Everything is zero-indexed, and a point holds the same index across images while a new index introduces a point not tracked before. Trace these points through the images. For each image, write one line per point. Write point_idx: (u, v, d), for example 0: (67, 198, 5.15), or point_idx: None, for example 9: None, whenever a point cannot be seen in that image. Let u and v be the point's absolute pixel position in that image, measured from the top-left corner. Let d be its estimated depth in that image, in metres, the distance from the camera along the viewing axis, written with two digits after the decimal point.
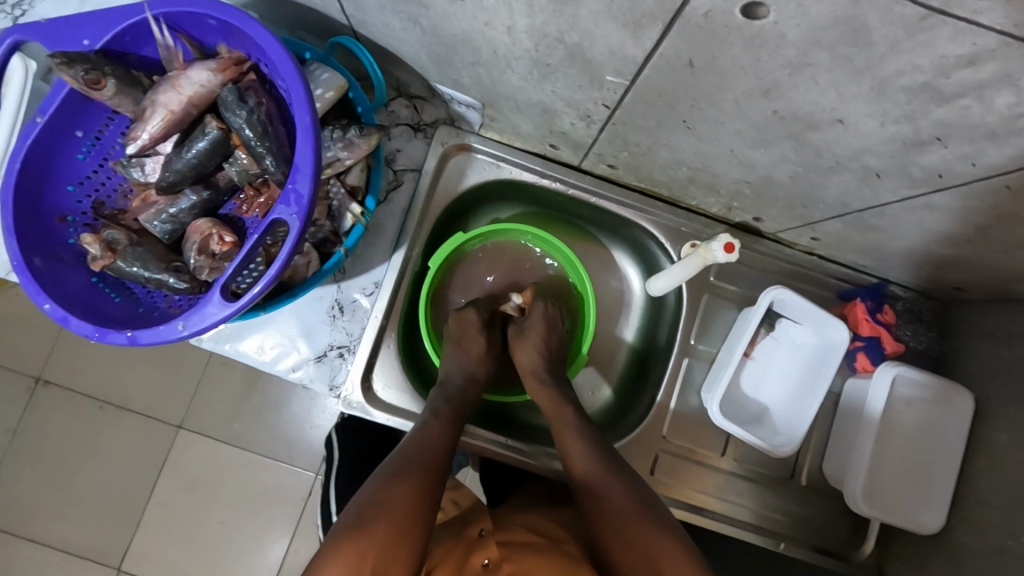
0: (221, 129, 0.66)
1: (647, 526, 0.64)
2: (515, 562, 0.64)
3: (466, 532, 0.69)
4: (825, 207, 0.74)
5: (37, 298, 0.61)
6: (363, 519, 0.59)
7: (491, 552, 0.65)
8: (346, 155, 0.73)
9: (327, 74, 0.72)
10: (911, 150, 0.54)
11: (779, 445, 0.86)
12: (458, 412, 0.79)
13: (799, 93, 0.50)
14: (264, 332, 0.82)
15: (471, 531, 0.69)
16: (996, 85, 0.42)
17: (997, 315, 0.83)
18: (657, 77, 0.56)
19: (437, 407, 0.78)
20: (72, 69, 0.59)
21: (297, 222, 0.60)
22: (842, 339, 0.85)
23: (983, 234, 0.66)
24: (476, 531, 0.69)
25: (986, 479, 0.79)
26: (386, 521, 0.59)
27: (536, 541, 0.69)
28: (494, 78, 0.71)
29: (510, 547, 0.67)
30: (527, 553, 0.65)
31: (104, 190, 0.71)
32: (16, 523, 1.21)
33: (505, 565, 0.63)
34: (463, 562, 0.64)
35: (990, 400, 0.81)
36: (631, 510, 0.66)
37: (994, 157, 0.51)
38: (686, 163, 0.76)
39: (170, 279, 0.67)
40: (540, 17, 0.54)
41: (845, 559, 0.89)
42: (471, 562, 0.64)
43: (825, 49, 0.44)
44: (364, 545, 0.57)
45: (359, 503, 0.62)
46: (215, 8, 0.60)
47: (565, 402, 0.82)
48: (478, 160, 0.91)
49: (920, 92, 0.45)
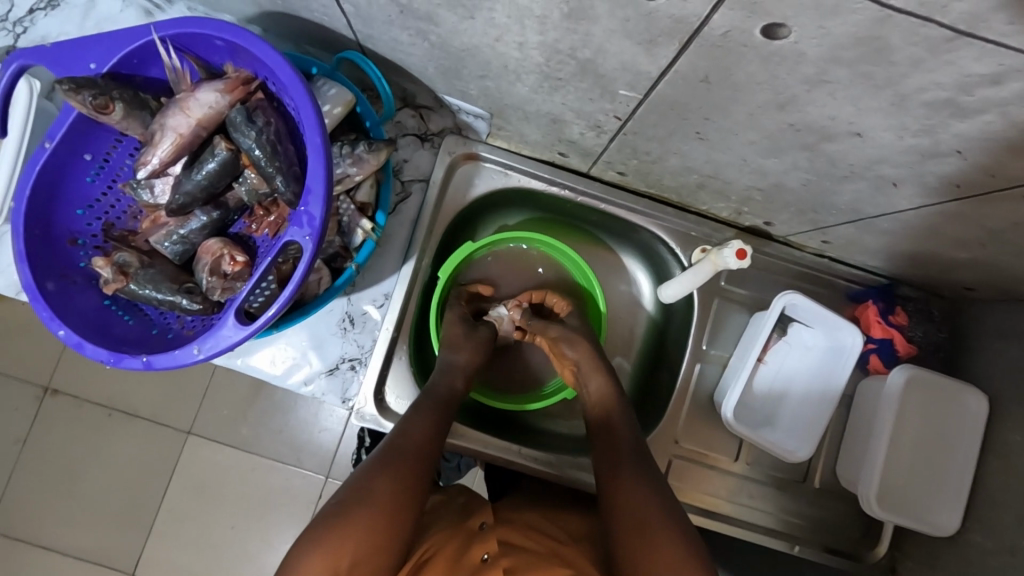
0: (230, 150, 0.65)
1: (656, 522, 0.62)
2: (513, 558, 0.65)
3: (468, 524, 0.71)
4: (837, 212, 0.73)
5: (51, 324, 0.61)
6: (342, 509, 0.59)
7: (490, 547, 0.67)
8: (355, 171, 0.72)
9: (334, 90, 0.72)
10: (927, 161, 0.53)
11: (793, 450, 0.86)
12: (441, 403, 0.77)
13: (815, 107, 0.50)
14: (274, 346, 0.81)
15: (472, 523, 0.71)
16: (1019, 103, 0.42)
17: (1008, 316, 0.82)
18: (670, 91, 0.56)
19: (418, 401, 0.76)
20: (80, 95, 0.59)
21: (310, 243, 0.60)
22: (855, 342, 0.86)
23: (998, 240, 0.65)
24: (477, 524, 0.72)
25: (1000, 480, 0.79)
26: (367, 512, 0.59)
27: (532, 543, 0.69)
28: (502, 90, 0.70)
29: (508, 545, 0.68)
30: (522, 551, 0.66)
31: (113, 212, 0.71)
32: (28, 531, 1.22)
33: (502, 560, 0.64)
34: (461, 552, 0.66)
35: (1004, 402, 0.81)
36: (640, 506, 0.64)
37: (1012, 168, 0.50)
38: (696, 170, 0.75)
39: (182, 301, 0.66)
40: (551, 34, 0.53)
41: (859, 560, 0.90)
42: (470, 553, 0.66)
43: (845, 67, 0.43)
44: (344, 534, 0.57)
45: (340, 495, 0.61)
46: (222, 29, 0.60)
47: (612, 395, 0.82)
48: (485, 169, 0.91)
49: (941, 107, 0.45)
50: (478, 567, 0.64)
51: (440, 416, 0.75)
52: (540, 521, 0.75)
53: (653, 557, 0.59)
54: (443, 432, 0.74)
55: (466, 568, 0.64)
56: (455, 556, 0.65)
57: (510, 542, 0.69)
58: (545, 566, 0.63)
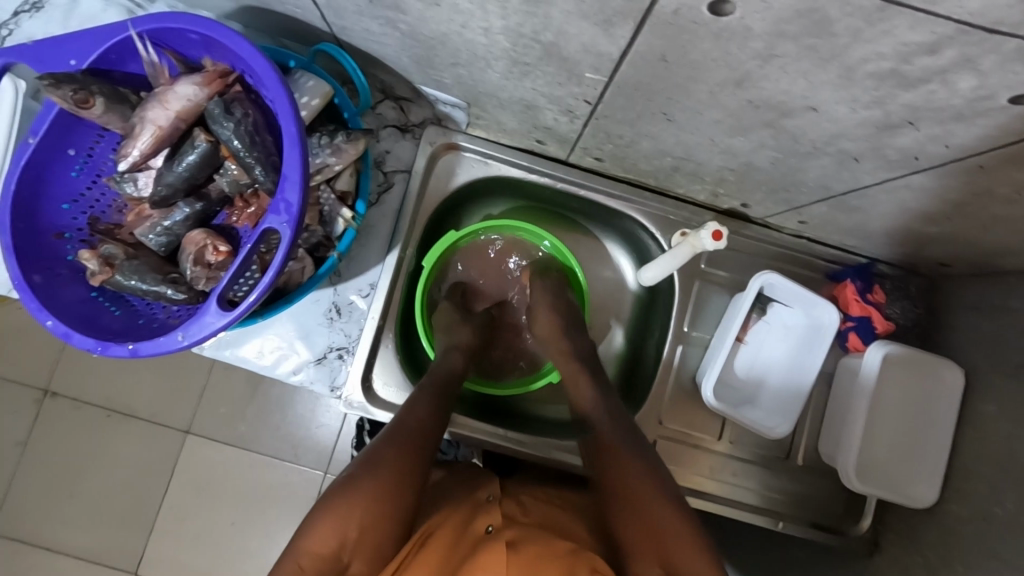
0: (210, 142, 0.67)
1: (639, 490, 0.66)
2: (517, 530, 0.66)
3: (476, 495, 0.73)
4: (808, 190, 0.75)
5: (39, 315, 0.63)
6: (353, 482, 0.63)
7: (494, 520, 0.67)
8: (335, 160, 0.74)
9: (312, 81, 0.73)
10: (883, 133, 0.55)
11: (774, 426, 0.88)
12: (442, 378, 0.80)
13: (770, 82, 0.51)
14: (263, 337, 0.83)
15: (479, 495, 0.73)
16: (957, 70, 0.43)
17: (982, 289, 0.84)
18: (633, 72, 0.57)
19: (423, 380, 0.79)
20: (61, 89, 0.61)
21: (288, 230, 0.61)
22: (832, 320, 0.88)
23: (961, 212, 0.67)
24: (485, 495, 0.73)
25: (975, 448, 0.80)
26: (375, 484, 0.63)
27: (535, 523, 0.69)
28: (475, 77, 0.72)
29: (512, 518, 0.69)
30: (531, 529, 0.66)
31: (99, 206, 0.72)
32: (29, 532, 1.23)
33: (506, 532, 0.65)
34: (465, 526, 0.67)
35: (977, 373, 0.83)
36: (635, 482, 0.67)
37: (963, 137, 0.52)
38: (669, 153, 0.77)
39: (167, 291, 0.68)
40: (514, 18, 0.55)
41: (842, 534, 0.91)
42: (474, 526, 0.67)
43: (790, 40, 0.45)
44: (351, 504, 0.61)
45: (353, 466, 0.65)
46: (197, 23, 0.61)
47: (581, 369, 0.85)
48: (465, 159, 0.92)
49: (886, 78, 0.46)
50: (481, 539, 0.65)
51: (443, 396, 0.77)
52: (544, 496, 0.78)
53: (637, 524, 0.63)
54: (445, 416, 0.75)
55: (469, 539, 0.64)
56: (460, 531, 0.66)
57: (515, 517, 0.70)
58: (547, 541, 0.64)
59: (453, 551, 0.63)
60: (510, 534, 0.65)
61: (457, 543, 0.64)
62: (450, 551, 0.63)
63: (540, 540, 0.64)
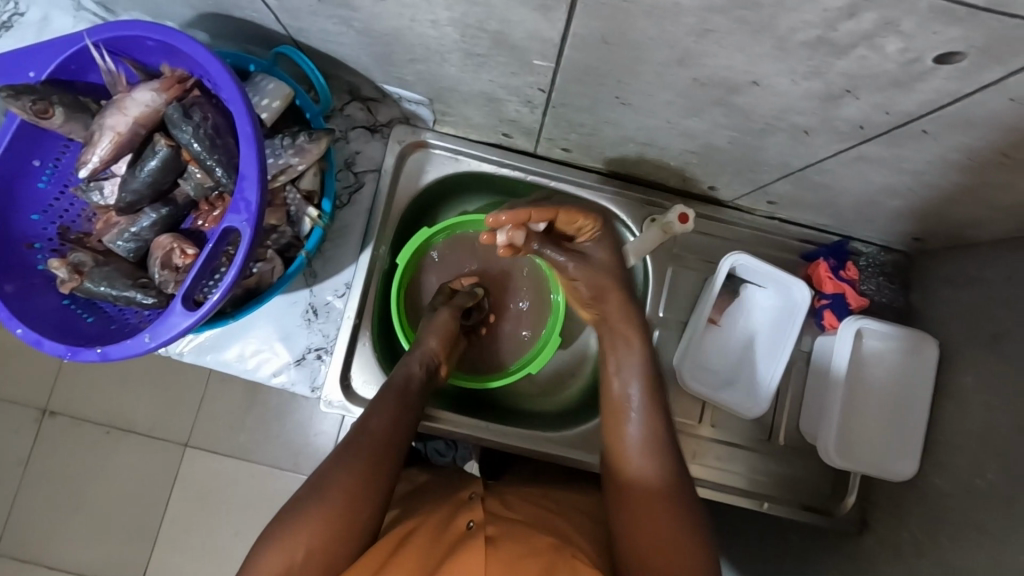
0: (171, 146, 0.69)
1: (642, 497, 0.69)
2: (499, 526, 0.66)
3: (459, 495, 0.74)
4: (771, 169, 0.75)
5: (9, 323, 0.63)
6: (299, 507, 0.63)
7: (475, 517, 0.67)
8: (298, 160, 0.75)
9: (272, 84, 0.75)
10: (828, 105, 0.55)
11: (749, 406, 0.89)
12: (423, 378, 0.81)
13: (710, 58, 0.52)
14: (243, 340, 0.84)
15: (463, 495, 0.74)
16: (881, 34, 0.44)
17: (956, 260, 0.84)
18: (579, 56, 0.58)
19: (382, 391, 0.76)
20: (20, 101, 0.62)
21: (248, 229, 0.62)
22: (804, 297, 0.88)
23: (921, 181, 0.67)
24: (467, 495, 0.74)
25: (955, 419, 0.80)
26: (324, 510, 0.62)
27: (523, 520, 0.69)
28: (434, 72, 0.73)
29: (494, 515, 0.69)
30: (512, 523, 0.67)
31: (69, 216, 0.73)
32: (31, 551, 1.24)
33: (487, 527, 0.65)
34: (446, 523, 0.67)
35: (954, 345, 0.83)
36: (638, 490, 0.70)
37: (905, 104, 0.52)
38: (633, 139, 0.77)
39: (137, 296, 0.69)
40: (457, 9, 0.56)
41: (830, 514, 0.91)
42: (455, 523, 0.67)
43: (720, 14, 0.45)
44: (297, 532, 0.61)
45: (303, 490, 0.65)
46: (152, 30, 0.63)
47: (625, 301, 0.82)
48: (435, 156, 0.93)
49: (818, 46, 0.47)
50: (462, 535, 0.64)
51: (408, 404, 0.76)
52: (531, 495, 0.78)
53: (637, 532, 0.66)
54: (405, 425, 0.74)
55: (449, 536, 0.65)
56: (440, 527, 0.67)
57: (498, 513, 0.70)
58: (529, 534, 0.65)
59: (432, 547, 0.63)
60: (491, 529, 0.64)
61: (437, 540, 0.64)
62: (430, 547, 0.63)
63: (521, 536, 0.64)
